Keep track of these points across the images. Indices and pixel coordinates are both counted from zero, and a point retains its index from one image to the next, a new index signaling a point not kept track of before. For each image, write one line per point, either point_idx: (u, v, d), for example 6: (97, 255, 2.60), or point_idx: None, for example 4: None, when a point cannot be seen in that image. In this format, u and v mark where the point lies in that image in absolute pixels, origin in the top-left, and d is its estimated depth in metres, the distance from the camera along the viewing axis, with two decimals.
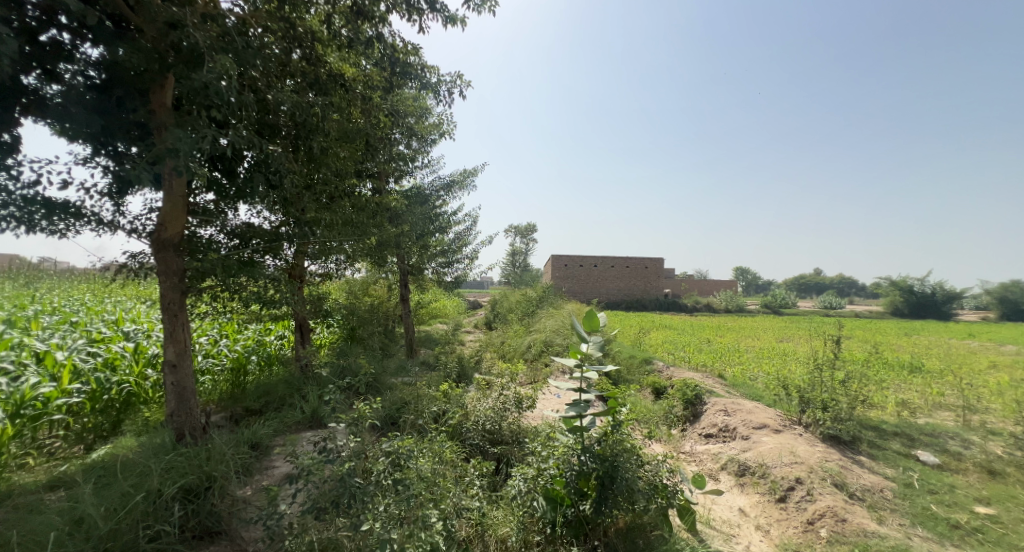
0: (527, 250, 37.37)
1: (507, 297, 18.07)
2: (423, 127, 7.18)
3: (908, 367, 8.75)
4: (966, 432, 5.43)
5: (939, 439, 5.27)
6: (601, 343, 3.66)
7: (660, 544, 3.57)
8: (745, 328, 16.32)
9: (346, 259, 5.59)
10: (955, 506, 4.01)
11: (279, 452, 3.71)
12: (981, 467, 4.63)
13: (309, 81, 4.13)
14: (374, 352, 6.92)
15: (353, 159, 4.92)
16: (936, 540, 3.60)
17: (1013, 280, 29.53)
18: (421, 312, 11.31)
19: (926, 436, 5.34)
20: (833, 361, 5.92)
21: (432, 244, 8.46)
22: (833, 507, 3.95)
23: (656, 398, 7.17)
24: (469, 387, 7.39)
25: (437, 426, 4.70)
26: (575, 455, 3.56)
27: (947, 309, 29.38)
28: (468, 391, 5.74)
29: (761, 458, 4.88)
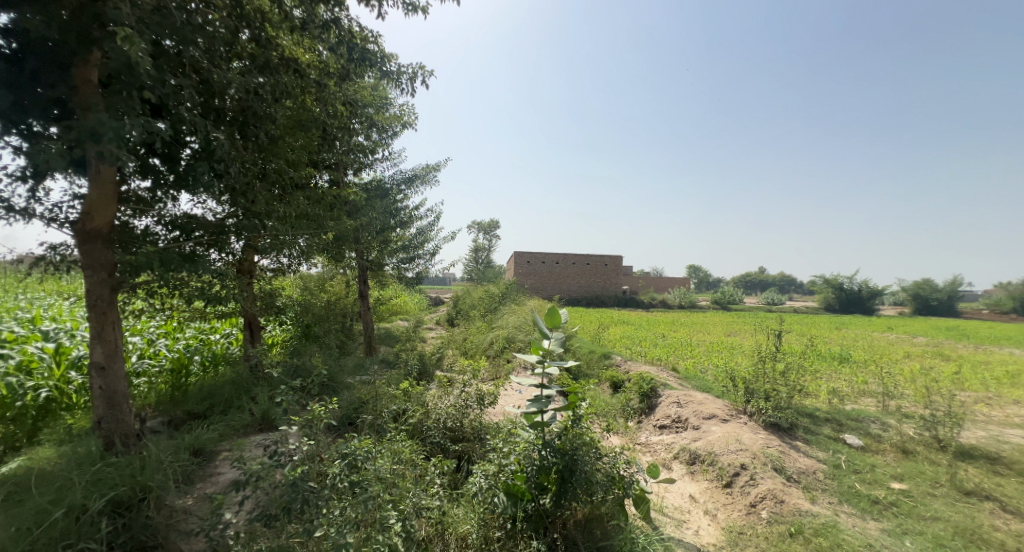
0: (490, 246, 37.39)
1: (471, 293, 17.98)
2: (383, 119, 7.00)
3: (837, 358, 9.38)
4: (885, 416, 5.88)
5: (862, 424, 5.66)
6: (562, 339, 3.68)
7: (616, 534, 3.62)
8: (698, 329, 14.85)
9: (301, 254, 5.36)
10: (875, 483, 4.32)
11: (225, 458, 3.50)
12: (897, 447, 5.02)
13: (258, 64, 3.88)
14: (330, 350, 6.67)
15: (308, 149, 4.96)
16: (859, 515, 3.86)
17: (928, 279, 32.31)
18: (381, 308, 11.03)
19: (852, 421, 5.73)
20: (774, 353, 6.25)
21: (392, 240, 8.29)
22: (773, 489, 4.14)
23: (614, 392, 7.33)
24: (429, 385, 7.30)
25: (397, 426, 4.60)
26: (536, 450, 3.55)
27: (874, 306, 31.75)
28: (427, 389, 5.62)
29: (710, 446, 5.07)
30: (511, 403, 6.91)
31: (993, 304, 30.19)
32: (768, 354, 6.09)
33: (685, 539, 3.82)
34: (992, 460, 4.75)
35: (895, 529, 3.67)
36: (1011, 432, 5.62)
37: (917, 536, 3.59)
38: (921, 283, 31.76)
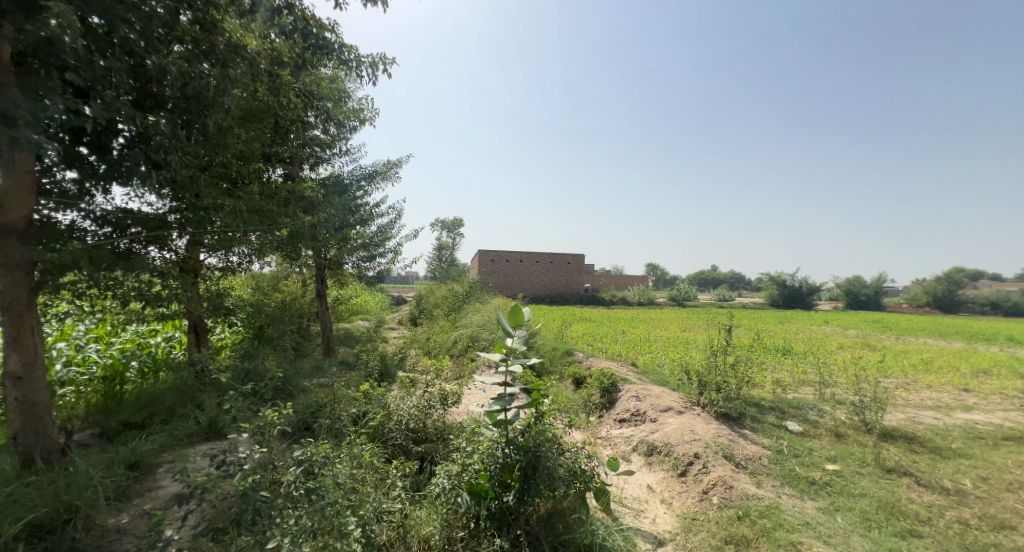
0: (454, 244, 37.09)
1: (434, 292, 17.75)
2: (342, 113, 6.79)
3: (780, 350, 9.91)
4: (821, 403, 6.25)
5: (802, 411, 6.00)
6: (526, 337, 3.66)
7: (577, 527, 3.66)
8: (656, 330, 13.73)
9: (252, 251, 5.11)
10: (812, 465, 4.58)
11: (165, 470, 3.27)
12: (831, 431, 5.35)
13: (203, 49, 3.61)
14: (285, 353, 6.39)
15: (261, 140, 4.73)
16: (798, 496, 4.07)
17: (857, 275, 34.84)
18: (341, 309, 10.70)
19: (793, 408, 6.05)
20: (724, 346, 6.51)
21: (352, 237, 8.06)
22: (724, 476, 4.29)
23: (577, 388, 7.42)
24: (391, 386, 7.16)
25: (356, 429, 4.47)
26: (499, 448, 3.53)
27: (813, 301, 33.84)
28: (389, 390, 5.49)
29: (666, 438, 5.20)
30: (474, 402, 6.86)
31: (915, 298, 32.86)
32: (720, 348, 6.35)
33: (642, 528, 3.90)
34: (909, 440, 5.14)
35: (829, 507, 3.90)
36: (926, 414, 6.11)
37: (847, 512, 3.83)
38: (853, 279, 34.10)
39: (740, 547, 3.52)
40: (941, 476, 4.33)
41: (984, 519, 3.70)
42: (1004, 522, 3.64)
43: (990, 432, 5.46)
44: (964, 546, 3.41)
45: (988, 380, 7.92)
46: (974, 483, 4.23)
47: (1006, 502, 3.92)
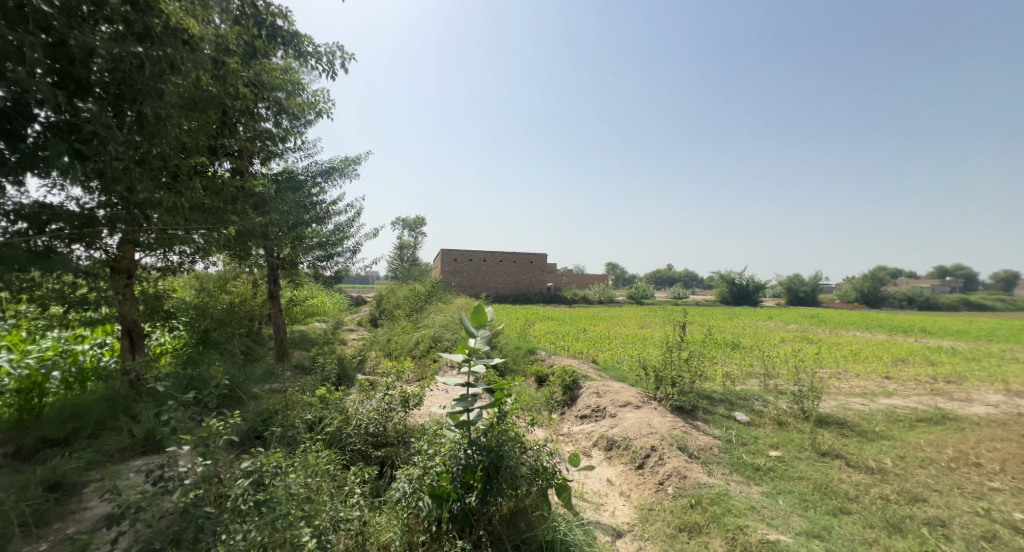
0: (415, 243, 36.48)
1: (395, 292, 17.39)
2: (297, 106, 6.53)
3: (729, 344, 10.34)
4: (766, 393, 6.57)
5: (749, 401, 6.27)
6: (489, 337, 3.61)
7: (540, 524, 3.65)
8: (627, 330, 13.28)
9: (196, 250, 4.79)
10: (757, 453, 4.78)
11: (91, 489, 3.01)
12: (774, 419, 5.62)
13: (136, 31, 3.35)
14: (234, 357, 6.04)
15: (206, 132, 4.44)
16: (745, 482, 4.24)
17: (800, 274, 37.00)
18: (295, 310, 10.26)
19: (741, 399, 6.32)
20: (679, 341, 6.71)
21: (307, 236, 7.80)
22: (678, 466, 4.40)
23: (539, 386, 7.44)
24: (349, 389, 6.96)
25: (312, 436, 4.28)
26: (462, 449, 3.46)
27: (759, 297, 35.62)
28: (348, 394, 5.30)
29: (625, 432, 5.28)
30: (436, 404, 6.79)
31: (847, 293, 35.25)
32: (674, 344, 6.56)
33: (602, 521, 3.95)
34: (841, 425, 5.48)
35: (771, 491, 4.08)
36: (855, 400, 6.54)
37: (788, 495, 4.01)
38: (793, 277, 36.14)
39: (692, 534, 3.63)
40: (866, 457, 4.63)
41: (901, 493, 3.97)
42: (918, 495, 3.93)
43: (907, 414, 5.91)
44: (885, 519, 3.64)
45: (905, 368, 8.60)
46: (893, 461, 4.56)
47: (919, 477, 4.25)
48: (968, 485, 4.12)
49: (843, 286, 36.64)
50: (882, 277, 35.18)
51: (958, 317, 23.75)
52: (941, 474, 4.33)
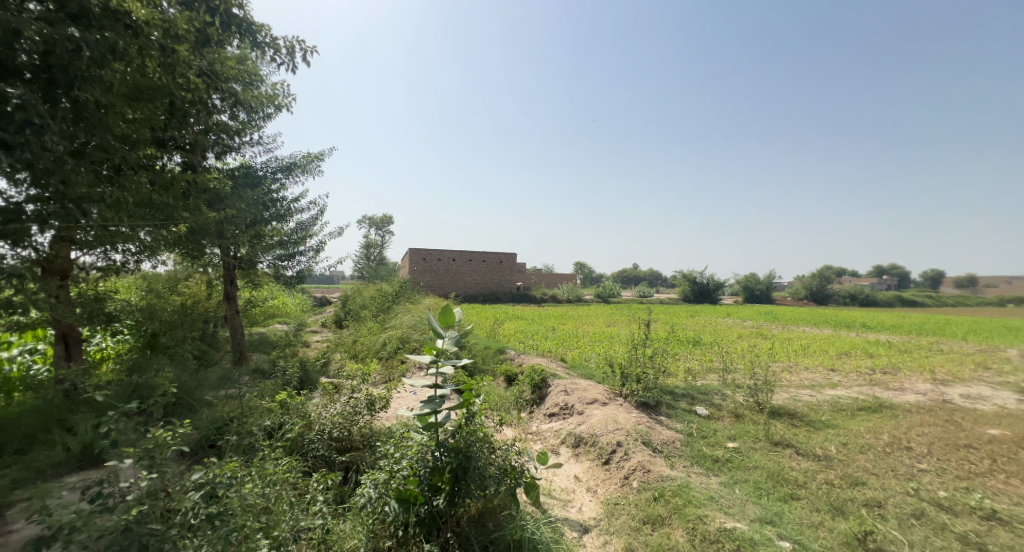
0: (382, 242, 35.77)
1: (361, 292, 16.99)
2: (254, 99, 6.27)
3: (691, 341, 10.62)
4: (724, 388, 6.78)
5: (708, 395, 6.45)
6: (457, 338, 3.54)
7: (507, 524, 3.61)
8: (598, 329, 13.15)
9: (144, 248, 4.50)
10: (716, 445, 4.92)
11: (19, 508, 2.77)
12: (732, 413, 5.80)
13: (69, 11, 3.13)
14: (187, 362, 5.71)
15: (154, 124, 4.18)
16: (705, 473, 4.35)
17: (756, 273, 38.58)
18: (254, 311, 9.85)
19: (701, 394, 6.49)
20: (643, 339, 6.82)
21: (267, 234, 7.50)
22: (642, 461, 4.45)
23: (508, 385, 7.41)
24: (313, 393, 6.74)
25: (271, 443, 4.06)
26: (429, 452, 3.36)
27: (718, 295, 36.89)
28: (311, 398, 5.11)
29: (592, 428, 5.31)
30: (404, 406, 6.67)
31: (798, 291, 36.99)
32: (639, 342, 6.67)
33: (569, 518, 3.96)
34: (792, 416, 5.71)
35: (729, 481, 4.20)
36: (804, 391, 6.84)
37: (744, 485, 4.13)
38: (750, 276, 37.61)
39: (655, 526, 3.67)
40: (813, 445, 4.84)
41: (844, 478, 4.16)
42: (859, 479, 4.13)
43: (849, 404, 6.24)
44: (829, 502, 3.80)
45: (848, 360, 9.11)
46: (836, 448, 4.79)
47: (859, 462, 4.48)
48: (900, 468, 4.38)
49: (795, 283, 38.45)
50: (830, 276, 37.16)
51: (896, 313, 25.39)
52: (877, 458, 4.58)
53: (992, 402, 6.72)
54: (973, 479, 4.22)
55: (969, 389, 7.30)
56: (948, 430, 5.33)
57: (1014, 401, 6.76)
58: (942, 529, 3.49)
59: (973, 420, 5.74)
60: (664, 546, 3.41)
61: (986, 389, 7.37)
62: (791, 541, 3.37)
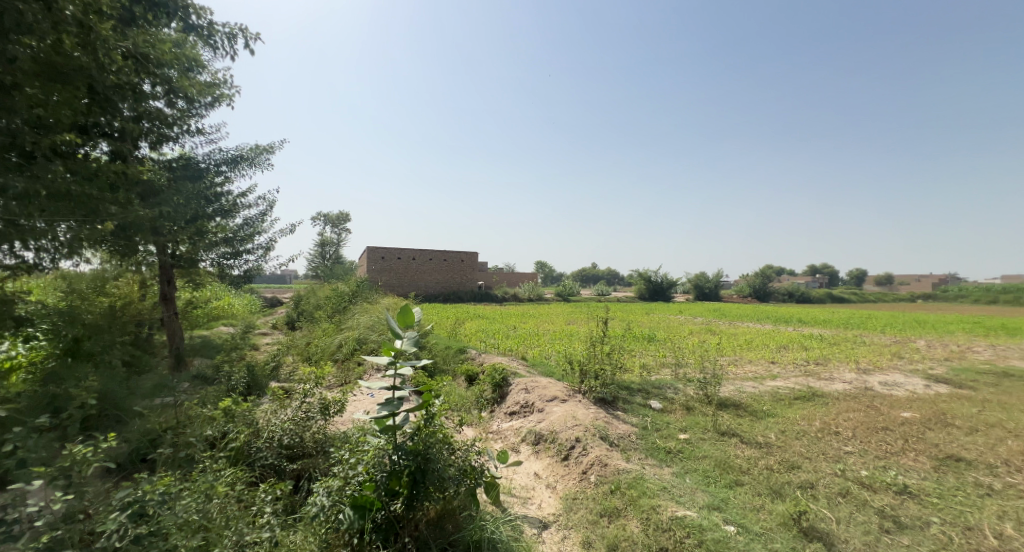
0: (339, 240, 34.61)
1: (316, 291, 16.33)
2: (191, 86, 5.84)
3: (646, 337, 10.88)
4: (677, 381, 6.98)
5: (662, 389, 6.62)
6: (415, 338, 3.39)
7: (467, 525, 3.53)
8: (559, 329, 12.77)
9: (63, 246, 4.11)
10: (669, 437, 5.03)
11: None
12: (683, 405, 5.96)
13: None
14: (116, 370, 5.25)
15: (75, 109, 3.82)
16: (658, 465, 4.43)
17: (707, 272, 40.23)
18: (196, 313, 9.23)
19: (655, 388, 6.65)
20: (602, 336, 6.90)
21: (210, 230, 7.03)
22: (600, 455, 4.47)
23: (469, 385, 7.30)
24: (261, 398, 6.39)
25: (213, 454, 3.77)
26: (387, 455, 3.24)
27: (672, 293, 38.20)
28: (259, 405, 4.80)
29: (552, 425, 5.30)
30: (360, 409, 6.44)
31: (742, 288, 38.86)
32: (598, 339, 6.74)
33: (528, 515, 3.93)
34: (737, 406, 5.95)
35: (680, 471, 4.29)
36: (748, 383, 7.14)
37: (694, 474, 4.24)
38: (701, 276, 39.15)
39: (611, 519, 3.69)
40: (756, 433, 5.05)
41: (782, 462, 4.36)
42: (794, 463, 4.33)
43: (787, 393, 6.58)
44: (769, 486, 3.96)
45: (786, 353, 9.64)
46: (776, 435, 5.01)
47: (795, 447, 4.71)
48: (830, 451, 4.64)
49: (740, 281, 40.41)
50: (773, 274, 39.32)
51: (830, 308, 27.15)
52: (811, 442, 4.83)
53: (907, 387, 7.30)
54: (889, 457, 4.53)
55: (887, 376, 7.91)
56: (868, 414, 5.71)
57: (922, 386, 7.38)
58: (863, 504, 3.71)
59: (890, 405, 6.18)
60: (619, 537, 3.43)
61: (901, 376, 7.99)
62: (736, 525, 3.46)
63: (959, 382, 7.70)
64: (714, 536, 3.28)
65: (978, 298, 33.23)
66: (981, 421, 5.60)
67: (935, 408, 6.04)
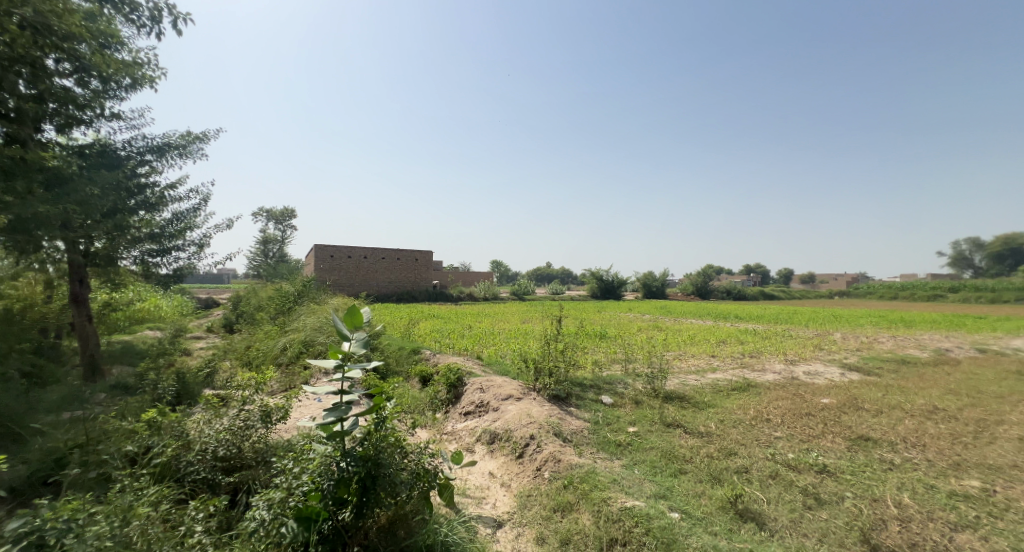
0: (284, 237, 32.85)
1: (259, 292, 15.37)
2: (104, 63, 5.20)
3: (597, 335, 11.06)
4: (627, 377, 7.10)
5: (613, 385, 6.71)
6: (366, 340, 3.19)
7: (421, 529, 3.32)
8: (514, 328, 12.48)
9: None
10: (619, 430, 5.08)
11: None
12: (632, 399, 6.06)
13: None
14: (14, 383, 4.65)
15: None
16: (609, 458, 4.45)
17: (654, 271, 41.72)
18: (115, 316, 8.38)
19: (606, 384, 6.73)
20: (556, 333, 6.88)
21: (131, 225, 6.39)
22: (553, 451, 4.42)
23: (424, 386, 7.08)
24: (193, 408, 5.87)
25: (133, 473, 3.37)
26: (334, 463, 2.99)
27: (621, 292, 39.31)
28: (191, 414, 4.33)
29: (507, 424, 5.21)
30: (306, 415, 6.08)
31: (686, 286, 40.65)
32: (553, 336, 6.69)
33: (483, 515, 3.81)
34: (682, 399, 6.12)
35: (629, 462, 4.33)
36: (691, 376, 7.39)
37: (642, 465, 4.28)
38: (648, 275, 40.53)
39: (565, 513, 3.64)
40: (699, 423, 5.20)
41: (721, 450, 4.50)
42: (731, 450, 4.48)
43: (726, 385, 6.86)
44: (710, 473, 4.07)
45: (725, 347, 10.12)
46: (716, 424, 5.19)
47: (732, 435, 4.88)
48: (762, 437, 4.85)
49: (684, 279, 42.28)
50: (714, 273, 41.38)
51: (763, 305, 28.92)
52: (746, 430, 5.04)
53: (826, 375, 7.86)
54: (811, 440, 4.79)
55: (811, 366, 8.48)
56: (795, 401, 6.05)
57: (839, 374, 7.96)
58: (790, 484, 3.88)
59: (812, 392, 6.60)
60: (571, 531, 3.39)
61: (822, 365, 8.60)
62: (679, 512, 3.51)
63: (868, 369, 8.39)
64: (660, 524, 3.31)
65: (881, 295, 36.93)
66: (886, 403, 6.08)
67: (850, 394, 6.51)
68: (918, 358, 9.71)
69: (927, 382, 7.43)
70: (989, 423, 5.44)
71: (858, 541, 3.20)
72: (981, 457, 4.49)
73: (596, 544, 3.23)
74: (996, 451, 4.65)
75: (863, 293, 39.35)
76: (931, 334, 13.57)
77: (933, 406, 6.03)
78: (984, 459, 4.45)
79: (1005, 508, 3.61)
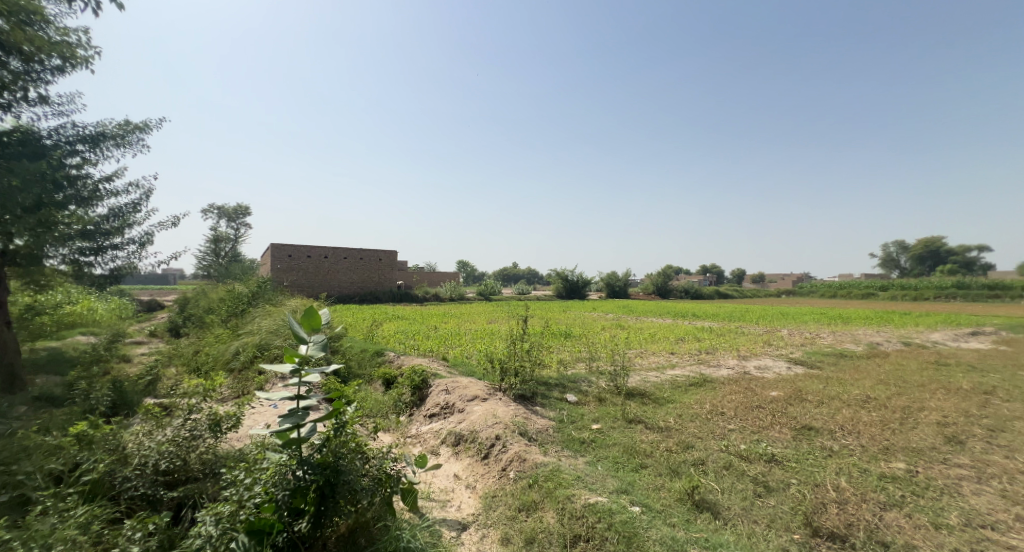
0: (236, 235, 31.30)
1: (209, 293, 14.54)
2: (25, 40, 4.73)
3: (562, 334, 11.09)
4: (591, 375, 7.12)
5: (576, 383, 6.70)
6: (324, 343, 3.00)
7: (382, 536, 3.15)
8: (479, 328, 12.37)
9: None
10: (583, 427, 5.06)
11: None
12: (596, 397, 6.07)
13: None
14: None
15: None
16: (573, 455, 4.41)
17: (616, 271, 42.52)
18: (40, 319, 7.65)
19: (571, 382, 6.71)
20: (522, 333, 6.79)
21: (59, 220, 5.83)
22: (518, 451, 4.33)
23: (388, 389, 6.85)
24: (132, 419, 5.42)
25: (57, 493, 3.02)
26: (289, 472, 2.77)
27: (585, 291, 39.80)
28: (128, 424, 3.90)
29: (472, 425, 5.08)
30: (259, 422, 5.73)
31: (647, 286, 41.69)
32: (519, 336, 6.59)
33: (448, 518, 3.67)
34: (643, 395, 6.18)
35: (592, 459, 4.31)
36: (652, 373, 7.51)
37: (606, 461, 4.27)
38: (611, 275, 41.29)
39: (530, 512, 3.56)
40: (659, 418, 5.25)
41: (679, 444, 4.55)
42: (688, 444, 4.54)
43: (684, 381, 7.00)
44: (669, 466, 4.10)
45: (683, 344, 10.37)
46: (676, 419, 5.25)
47: (690, 429, 4.95)
48: (717, 429, 4.94)
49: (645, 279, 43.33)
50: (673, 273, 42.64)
51: (718, 304, 29.99)
52: (702, 423, 5.13)
53: (775, 369, 8.18)
54: (762, 431, 4.93)
55: (762, 361, 8.82)
56: (746, 395, 6.24)
57: (786, 368, 8.31)
58: (742, 474, 3.96)
59: (762, 385, 6.84)
60: (536, 530, 3.31)
61: (771, 360, 8.97)
62: (641, 505, 3.50)
63: (812, 363, 8.81)
64: (621, 518, 3.26)
65: (824, 292, 39.15)
66: (827, 394, 6.38)
67: (795, 386, 6.79)
68: (855, 351, 10.32)
69: (862, 374, 7.88)
70: (914, 409, 5.79)
71: (802, 525, 3.27)
72: (906, 440, 4.75)
73: (560, 541, 3.17)
74: (919, 434, 4.94)
75: (809, 291, 41.62)
76: (866, 328, 14.50)
77: (866, 395, 6.38)
78: (909, 442, 4.71)
79: (926, 486, 3.81)
